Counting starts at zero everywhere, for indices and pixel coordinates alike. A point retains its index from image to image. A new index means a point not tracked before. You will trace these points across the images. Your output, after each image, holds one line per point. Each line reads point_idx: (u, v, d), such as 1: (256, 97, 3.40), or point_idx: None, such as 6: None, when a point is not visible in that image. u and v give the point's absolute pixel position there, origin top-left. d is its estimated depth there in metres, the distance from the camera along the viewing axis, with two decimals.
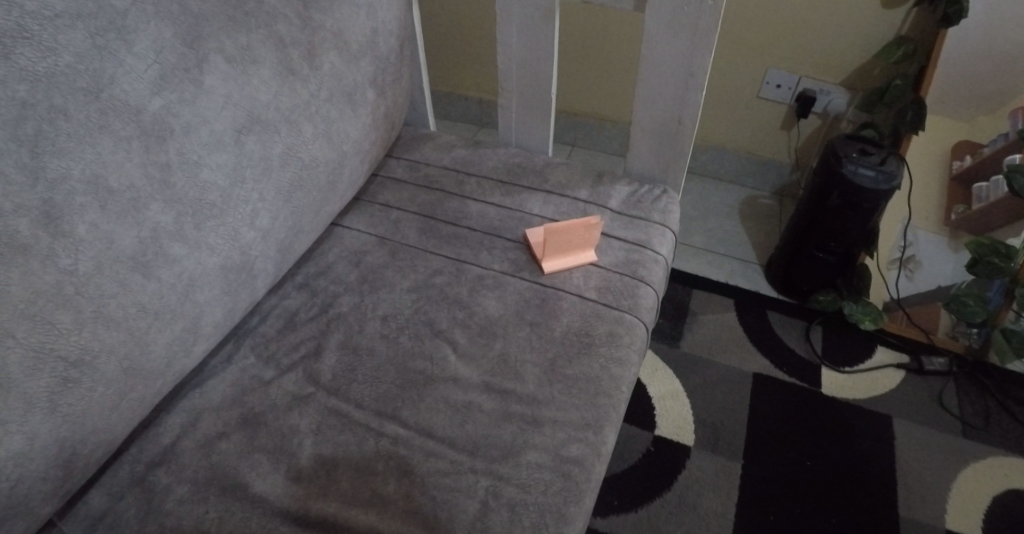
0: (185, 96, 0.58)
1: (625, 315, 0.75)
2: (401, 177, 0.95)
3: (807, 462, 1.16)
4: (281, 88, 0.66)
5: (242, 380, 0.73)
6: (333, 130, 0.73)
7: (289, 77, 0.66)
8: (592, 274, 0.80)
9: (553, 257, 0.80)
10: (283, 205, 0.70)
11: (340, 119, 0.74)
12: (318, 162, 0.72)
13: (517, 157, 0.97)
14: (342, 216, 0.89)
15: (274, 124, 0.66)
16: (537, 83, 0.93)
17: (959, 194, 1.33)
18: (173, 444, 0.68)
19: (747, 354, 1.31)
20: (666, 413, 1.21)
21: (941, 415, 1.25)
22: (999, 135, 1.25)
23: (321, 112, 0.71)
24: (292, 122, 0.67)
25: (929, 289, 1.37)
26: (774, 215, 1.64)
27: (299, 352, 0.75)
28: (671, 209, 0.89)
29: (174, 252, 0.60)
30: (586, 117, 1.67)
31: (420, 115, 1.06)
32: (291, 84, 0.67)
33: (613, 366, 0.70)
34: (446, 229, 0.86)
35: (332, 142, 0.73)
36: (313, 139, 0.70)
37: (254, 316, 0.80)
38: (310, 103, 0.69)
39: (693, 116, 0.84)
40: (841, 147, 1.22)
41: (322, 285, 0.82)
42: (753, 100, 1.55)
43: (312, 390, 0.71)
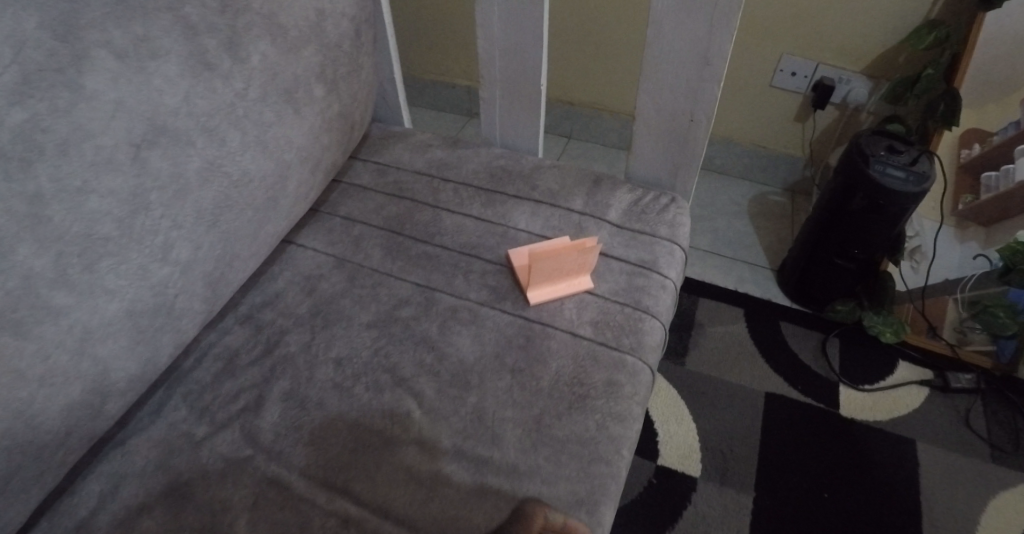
0: (57, 105, 0.45)
1: (626, 356, 0.63)
2: (367, 182, 0.81)
3: (824, 493, 1.04)
4: (194, 88, 0.53)
5: (169, 439, 0.61)
6: (269, 137, 0.60)
7: (205, 74, 0.53)
8: (586, 303, 0.67)
9: (541, 285, 0.68)
10: (206, 231, 0.57)
11: (278, 123, 0.60)
12: (251, 176, 0.59)
13: (502, 159, 0.84)
14: (296, 231, 0.76)
15: (186, 134, 0.53)
16: (524, 71, 0.79)
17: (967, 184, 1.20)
18: (80, 523, 0.56)
19: (758, 371, 1.19)
20: (670, 440, 1.09)
21: (969, 438, 1.13)
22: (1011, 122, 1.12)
23: (250, 115, 0.58)
24: (211, 131, 0.55)
25: (936, 283, 1.24)
26: (786, 212, 1.51)
27: (238, 404, 0.63)
28: (680, 221, 0.76)
29: (59, 301, 0.48)
30: (583, 107, 1.53)
31: (393, 110, 0.92)
32: (208, 83, 0.53)
33: (612, 424, 0.58)
34: (417, 248, 0.73)
35: (268, 152, 0.60)
36: (242, 150, 0.57)
37: (189, 356, 0.68)
38: (235, 106, 0.56)
39: (708, 111, 0.71)
40: (867, 144, 1.09)
41: (268, 318, 0.69)
42: (766, 89, 1.41)
43: (249, 453, 0.59)
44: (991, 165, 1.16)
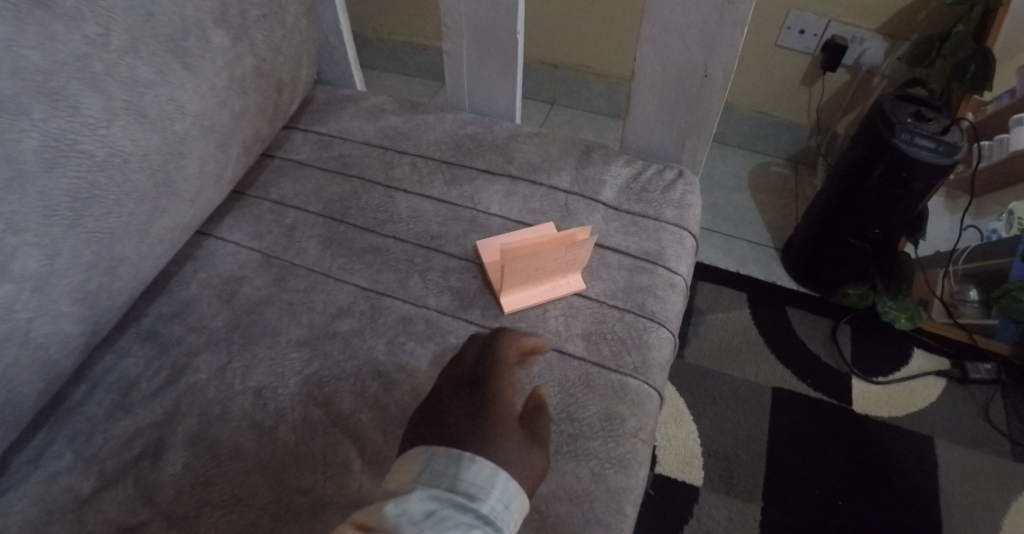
0: None
1: (628, 380, 0.49)
2: (306, 158, 0.66)
3: (837, 500, 0.94)
4: (20, 33, 0.38)
5: (45, 500, 0.47)
6: (147, 103, 0.45)
7: (37, 14, 0.39)
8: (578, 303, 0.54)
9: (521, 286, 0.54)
10: (64, 232, 0.43)
11: (160, 83, 0.46)
12: (123, 155, 0.44)
13: (471, 126, 0.69)
14: (215, 221, 0.61)
15: (14, 101, 0.38)
16: (496, 17, 0.64)
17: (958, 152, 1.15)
18: None
19: (763, 363, 1.08)
20: (669, 445, 0.98)
21: (992, 432, 1.03)
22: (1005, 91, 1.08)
23: (114, 71, 0.43)
24: (54, 95, 0.40)
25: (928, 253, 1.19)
26: (788, 184, 1.38)
27: (132, 450, 0.49)
28: (688, 201, 0.62)
29: None
30: (567, 70, 1.38)
31: (341, 69, 0.76)
32: (41, 28, 0.39)
33: (611, 472, 0.45)
34: (364, 241, 0.59)
35: (149, 123, 0.45)
36: (105, 121, 0.43)
37: (76, 386, 0.53)
38: (89, 60, 0.42)
39: (726, 63, 0.57)
40: (890, 109, 0.95)
41: (177, 336, 0.55)
42: (770, 49, 1.26)
43: (144, 519, 0.45)
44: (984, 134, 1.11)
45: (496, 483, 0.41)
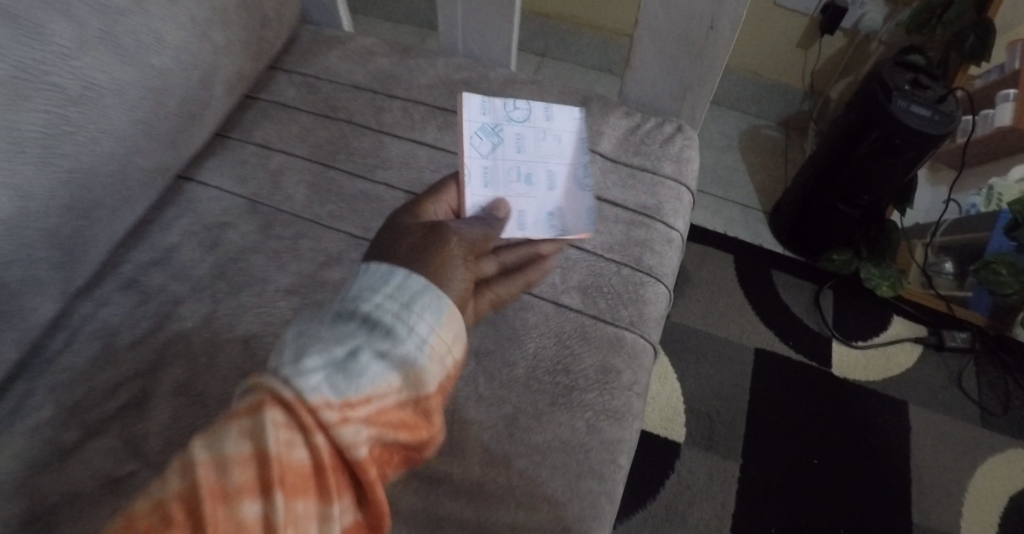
0: None
1: (624, 333, 0.50)
2: (291, 100, 0.63)
3: (813, 456, 0.97)
4: None
5: (30, 450, 0.46)
6: (116, 29, 0.45)
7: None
8: (572, 156, 0.54)
9: (552, 192, 0.52)
10: (29, 164, 0.41)
11: (133, 14, 0.46)
12: (95, 86, 0.44)
13: (465, 72, 0.66)
14: (196, 166, 0.59)
15: None
16: None
17: None
18: None
19: (746, 323, 1.09)
20: (652, 402, 0.99)
21: (960, 398, 1.06)
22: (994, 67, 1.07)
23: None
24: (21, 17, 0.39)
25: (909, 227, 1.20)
26: (779, 146, 1.38)
27: (117, 400, 0.48)
28: (687, 156, 0.61)
29: None
30: (561, 21, 1.34)
31: (327, 9, 0.72)
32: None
33: (605, 425, 0.46)
34: (355, 188, 0.57)
35: (121, 52, 0.45)
36: (70, 44, 0.42)
37: (55, 335, 0.51)
38: None
39: (733, 19, 0.55)
40: (888, 76, 0.94)
41: (160, 284, 0.53)
42: (767, 6, 1.22)
43: (131, 467, 0.45)
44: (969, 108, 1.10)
45: (371, 310, 0.38)
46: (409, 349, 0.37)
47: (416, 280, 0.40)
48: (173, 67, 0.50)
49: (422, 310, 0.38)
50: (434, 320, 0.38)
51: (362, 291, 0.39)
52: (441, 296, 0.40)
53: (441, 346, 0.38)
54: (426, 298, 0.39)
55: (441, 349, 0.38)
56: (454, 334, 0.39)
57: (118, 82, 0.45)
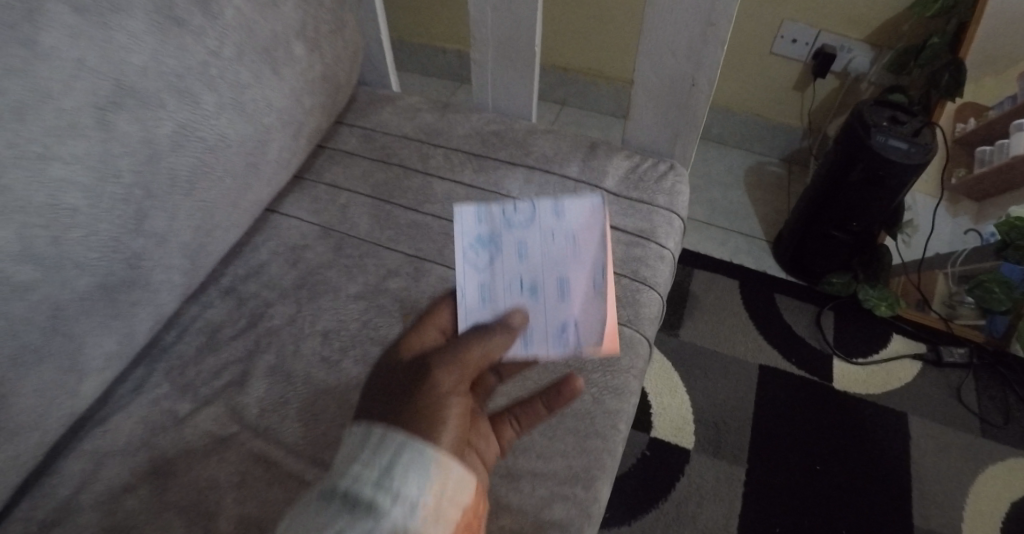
0: (12, 63, 0.42)
1: (622, 328, 0.63)
2: (354, 148, 0.78)
3: (816, 464, 1.04)
4: (163, 45, 0.49)
5: (151, 416, 0.60)
6: (246, 100, 0.57)
7: (173, 30, 0.50)
8: (585, 260, 0.59)
9: (565, 307, 0.58)
10: (183, 200, 0.54)
11: (256, 84, 0.57)
12: (229, 141, 0.56)
13: (494, 124, 0.80)
14: (280, 200, 0.73)
15: (156, 96, 0.49)
16: (520, 36, 0.76)
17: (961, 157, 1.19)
18: (70, 499, 0.56)
19: (751, 343, 1.18)
20: (664, 412, 1.08)
21: (959, 411, 1.12)
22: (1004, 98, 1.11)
23: (225, 76, 0.54)
24: (182, 91, 0.51)
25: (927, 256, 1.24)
26: (782, 182, 1.49)
27: (222, 380, 0.62)
28: (678, 190, 0.74)
29: (28, 277, 0.46)
30: (577, 73, 1.49)
31: (380, 73, 0.87)
32: (176, 40, 0.50)
33: (609, 398, 0.57)
34: (407, 217, 0.71)
35: (245, 114, 0.57)
36: (217, 113, 0.54)
37: (170, 331, 0.65)
38: (208, 65, 0.53)
39: (710, 77, 0.71)
40: (869, 114, 1.06)
41: (254, 292, 0.67)
42: (765, 57, 1.36)
43: (236, 430, 0.58)
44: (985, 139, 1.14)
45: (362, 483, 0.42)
46: (403, 517, 0.41)
47: (395, 438, 0.44)
48: None
49: (404, 475, 0.42)
50: (418, 481, 0.42)
51: (357, 459, 0.44)
52: (424, 453, 0.44)
53: (435, 497, 0.43)
54: (406, 462, 0.43)
55: (434, 508, 0.43)
56: (446, 480, 0.44)
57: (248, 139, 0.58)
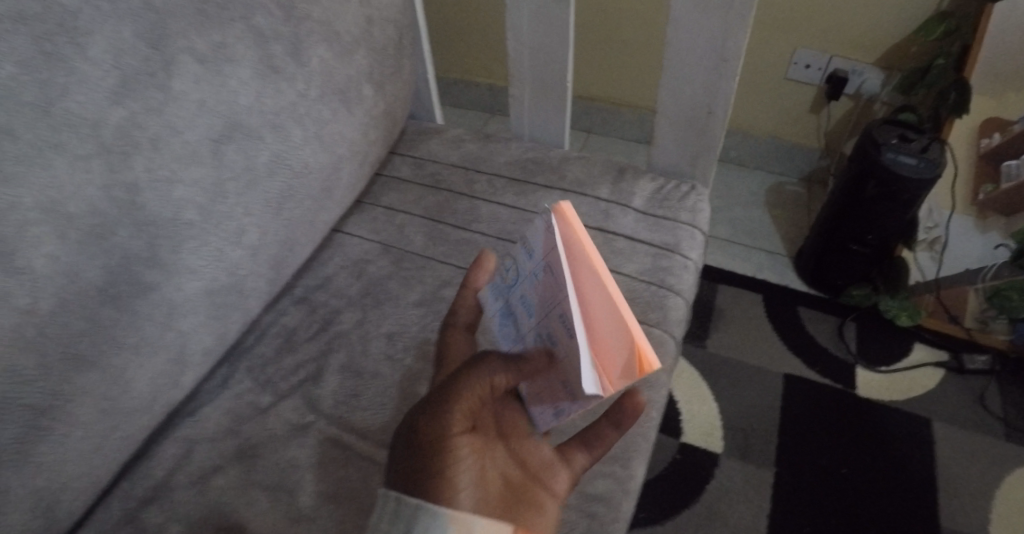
0: (151, 104, 0.52)
1: (653, 330, 0.70)
2: (406, 175, 0.88)
3: (842, 468, 1.08)
4: (264, 89, 0.59)
5: (237, 408, 0.69)
6: (326, 132, 0.67)
7: (272, 76, 0.60)
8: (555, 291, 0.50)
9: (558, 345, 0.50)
10: (272, 218, 0.64)
11: (333, 119, 0.68)
12: (311, 169, 0.67)
13: (531, 152, 0.89)
14: (344, 222, 0.83)
15: (257, 131, 0.60)
16: (554, 73, 0.85)
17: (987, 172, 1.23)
18: (166, 478, 0.64)
19: (776, 353, 1.23)
20: (692, 418, 1.14)
21: (983, 416, 1.15)
22: None
23: (311, 113, 0.65)
24: (278, 127, 0.61)
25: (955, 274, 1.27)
26: (802, 201, 1.55)
27: (298, 377, 0.70)
28: (699, 208, 0.82)
29: (151, 279, 0.55)
30: (601, 102, 1.59)
31: (426, 109, 0.97)
32: (274, 84, 0.60)
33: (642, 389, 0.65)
34: (457, 235, 0.79)
35: (325, 146, 0.68)
36: (303, 144, 0.64)
37: (251, 335, 0.74)
38: (297, 104, 0.63)
39: (725, 105, 0.79)
40: (878, 132, 1.13)
41: (323, 301, 0.76)
42: (780, 82, 1.44)
43: (312, 419, 0.67)
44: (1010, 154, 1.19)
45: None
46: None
47: (409, 504, 0.46)
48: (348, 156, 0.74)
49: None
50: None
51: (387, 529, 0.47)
52: (438, 519, 0.46)
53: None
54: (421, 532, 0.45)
55: None
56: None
57: (324, 168, 0.69)
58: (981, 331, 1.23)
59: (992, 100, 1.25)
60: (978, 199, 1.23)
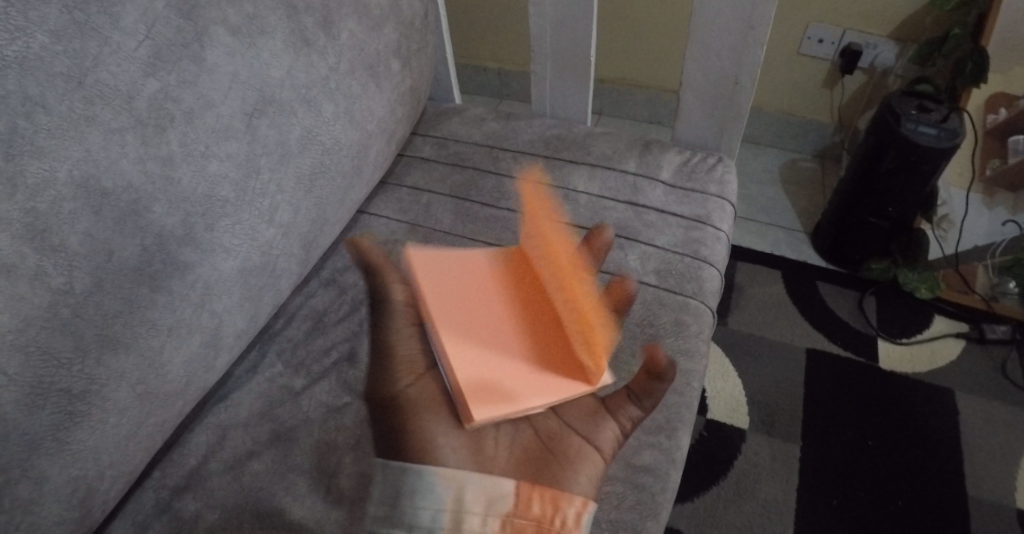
0: (185, 76, 0.52)
1: (689, 300, 0.69)
2: (429, 155, 0.87)
3: (868, 441, 1.08)
4: (296, 62, 0.60)
5: (269, 391, 0.67)
6: (357, 108, 0.68)
7: (304, 49, 0.61)
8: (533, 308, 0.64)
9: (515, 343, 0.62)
10: (304, 195, 0.65)
11: (363, 95, 0.68)
12: (341, 145, 0.67)
13: (555, 128, 0.88)
14: (369, 203, 0.82)
15: (290, 105, 0.60)
16: (576, 47, 0.84)
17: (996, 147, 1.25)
18: (201, 464, 0.63)
19: (797, 329, 1.23)
20: (717, 395, 1.13)
21: (1006, 386, 1.15)
22: None
23: (341, 88, 0.65)
24: (310, 101, 0.62)
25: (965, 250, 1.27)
26: (816, 177, 1.54)
27: (331, 358, 0.69)
28: (728, 179, 0.81)
29: (186, 258, 0.55)
30: (613, 83, 1.57)
31: (445, 89, 0.96)
32: (306, 57, 0.61)
33: (682, 359, 0.65)
34: (485, 212, 0.78)
35: (355, 122, 0.68)
36: (334, 120, 0.65)
37: (279, 318, 0.73)
38: (329, 78, 0.64)
39: (752, 75, 0.78)
40: (898, 103, 1.11)
41: (352, 281, 0.75)
42: (792, 58, 1.43)
43: (348, 400, 0.66)
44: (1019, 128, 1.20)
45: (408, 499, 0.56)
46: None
47: (395, 467, 0.58)
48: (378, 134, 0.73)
49: (415, 501, 0.55)
50: (425, 504, 0.55)
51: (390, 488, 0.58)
52: (424, 479, 0.56)
53: (449, 507, 0.55)
54: (411, 491, 0.56)
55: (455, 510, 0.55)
56: (457, 492, 0.55)
57: (354, 143, 0.69)
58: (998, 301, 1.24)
59: (1001, 72, 1.25)
60: (988, 175, 1.25)
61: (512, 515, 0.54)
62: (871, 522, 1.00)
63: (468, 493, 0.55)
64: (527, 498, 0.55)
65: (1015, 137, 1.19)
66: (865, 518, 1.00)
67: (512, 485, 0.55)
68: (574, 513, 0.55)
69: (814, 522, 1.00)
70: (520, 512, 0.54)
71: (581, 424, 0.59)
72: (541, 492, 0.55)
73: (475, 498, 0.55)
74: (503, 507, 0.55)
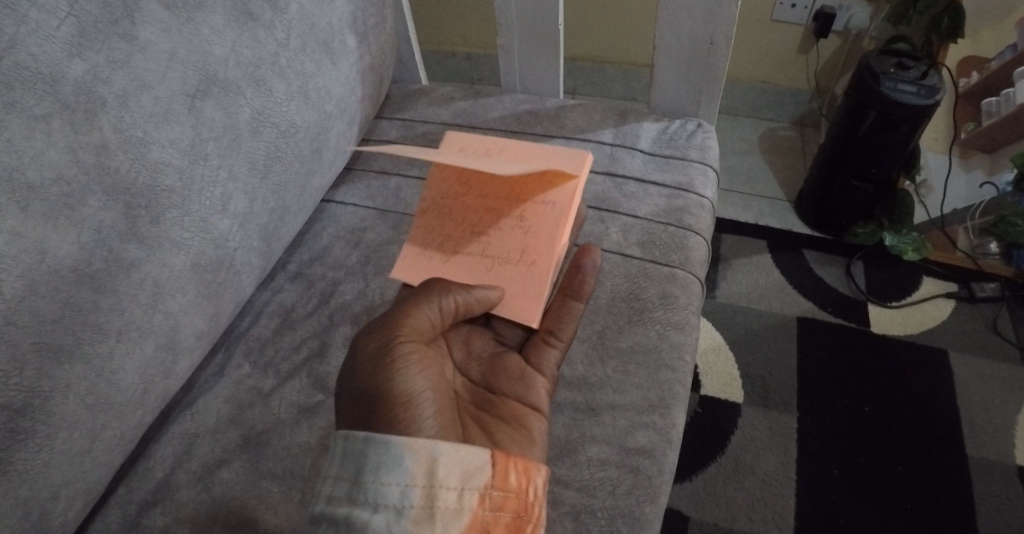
0: (115, 56, 0.47)
1: (677, 271, 0.66)
2: (396, 138, 0.82)
3: (865, 407, 1.06)
4: (240, 37, 0.56)
5: (237, 395, 0.63)
6: (311, 87, 0.64)
7: (248, 24, 0.57)
8: None
9: None
10: (260, 183, 0.60)
11: (318, 72, 0.64)
12: (298, 127, 0.63)
13: (527, 103, 0.84)
14: (335, 191, 0.78)
15: (236, 85, 0.56)
16: (543, 16, 0.79)
17: (970, 111, 1.25)
18: (168, 477, 0.58)
19: (787, 299, 1.21)
20: (710, 370, 1.11)
21: (997, 343, 1.14)
22: (1009, 46, 1.16)
23: (293, 65, 0.61)
24: (258, 80, 0.58)
25: (946, 214, 1.27)
26: (796, 145, 1.52)
27: (302, 354, 0.65)
28: (709, 145, 0.77)
29: (130, 254, 0.50)
30: (586, 61, 1.54)
31: (409, 69, 0.91)
32: (251, 31, 0.57)
33: (672, 332, 0.62)
34: None
35: (311, 102, 0.64)
36: (287, 100, 0.61)
37: (245, 317, 0.69)
38: (278, 55, 0.60)
39: (728, 34, 0.74)
40: (875, 62, 1.08)
41: (320, 273, 0.71)
42: (765, 26, 1.39)
43: (321, 398, 0.62)
44: (991, 90, 1.20)
45: (373, 465, 0.47)
46: (391, 518, 0.46)
47: (357, 439, 0.48)
48: (337, 114, 0.69)
49: (377, 477, 0.47)
50: (391, 480, 0.46)
51: (343, 462, 0.48)
52: (391, 450, 0.47)
53: (420, 483, 0.47)
54: (374, 465, 0.47)
55: (426, 483, 0.47)
56: (430, 464, 0.47)
57: (312, 125, 0.65)
58: (985, 258, 1.23)
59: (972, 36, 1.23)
60: (961, 138, 1.25)
61: (490, 487, 0.48)
62: (873, 489, 0.98)
63: (442, 465, 0.47)
64: (504, 469, 0.49)
65: (987, 99, 1.19)
66: (867, 485, 0.98)
67: (488, 454, 0.49)
68: (544, 482, 0.50)
69: (817, 494, 0.98)
70: (498, 484, 0.48)
71: (511, 386, 0.57)
72: (516, 460, 0.50)
73: (452, 471, 0.47)
74: (481, 478, 0.48)
